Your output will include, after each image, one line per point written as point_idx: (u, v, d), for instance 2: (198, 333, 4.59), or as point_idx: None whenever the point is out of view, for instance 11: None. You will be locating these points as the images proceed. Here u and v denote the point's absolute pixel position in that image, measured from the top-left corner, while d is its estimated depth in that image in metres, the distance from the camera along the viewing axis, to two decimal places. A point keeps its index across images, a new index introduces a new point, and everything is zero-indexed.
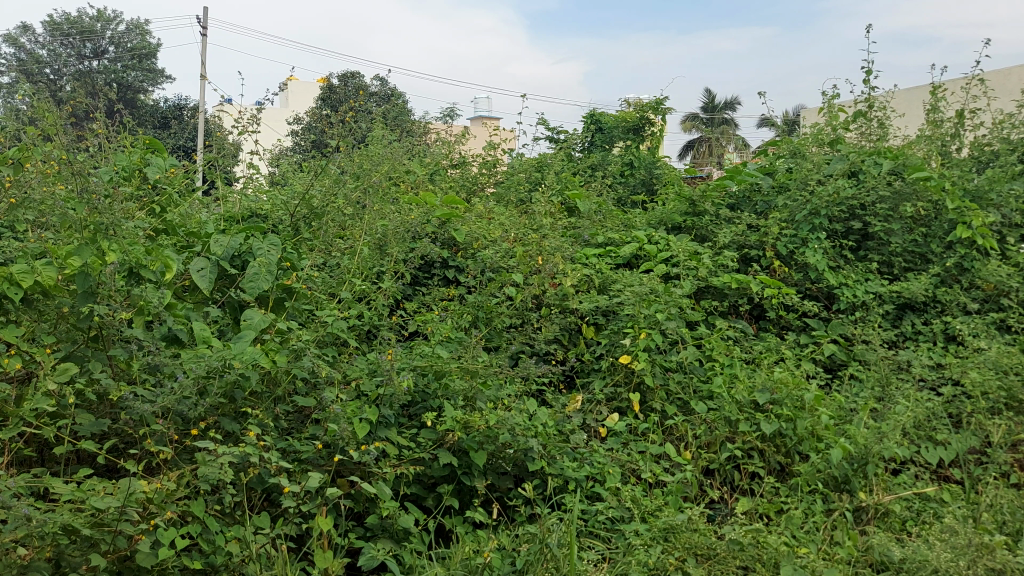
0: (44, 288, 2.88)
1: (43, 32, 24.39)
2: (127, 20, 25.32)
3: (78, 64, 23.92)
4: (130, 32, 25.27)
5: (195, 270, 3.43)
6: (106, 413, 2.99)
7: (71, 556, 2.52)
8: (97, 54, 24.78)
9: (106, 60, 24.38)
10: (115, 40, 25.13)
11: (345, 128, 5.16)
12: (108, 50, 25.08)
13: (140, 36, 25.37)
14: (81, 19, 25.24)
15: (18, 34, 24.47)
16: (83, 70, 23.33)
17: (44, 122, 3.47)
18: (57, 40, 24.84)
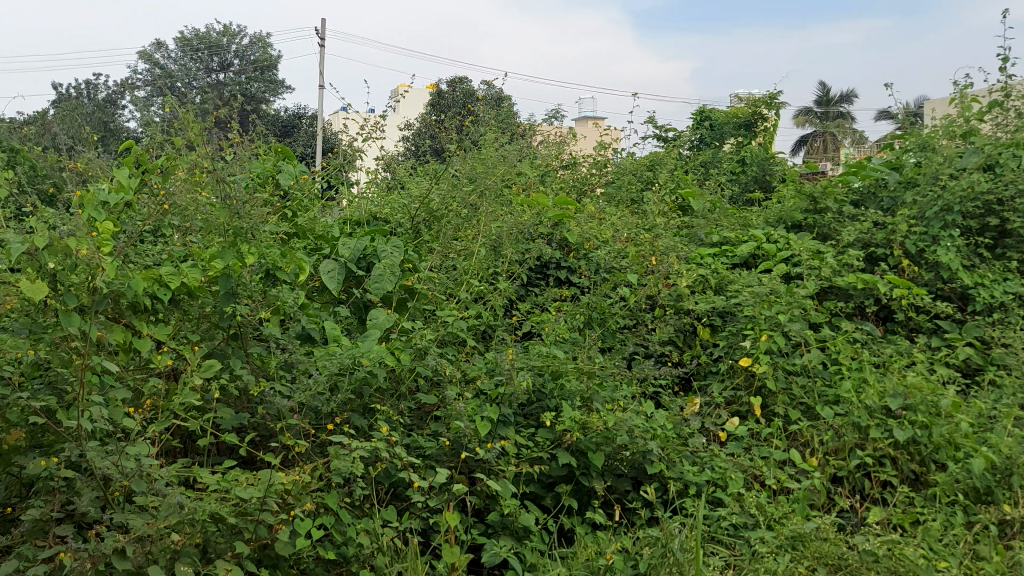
0: (190, 289, 3.06)
1: (174, 49, 26.01)
2: (251, 35, 26.69)
3: (205, 77, 25.39)
4: (252, 46, 26.51)
5: (324, 272, 3.65)
6: (244, 407, 3.18)
7: (217, 543, 2.63)
8: (224, 68, 26.24)
9: (231, 75, 25.76)
10: (239, 54, 26.52)
11: (462, 133, 5.23)
12: (233, 64, 26.47)
13: (261, 49, 26.63)
14: (209, 33, 26.67)
15: (152, 51, 26.09)
16: (210, 83, 24.69)
17: (188, 132, 3.65)
18: (188, 55, 26.37)
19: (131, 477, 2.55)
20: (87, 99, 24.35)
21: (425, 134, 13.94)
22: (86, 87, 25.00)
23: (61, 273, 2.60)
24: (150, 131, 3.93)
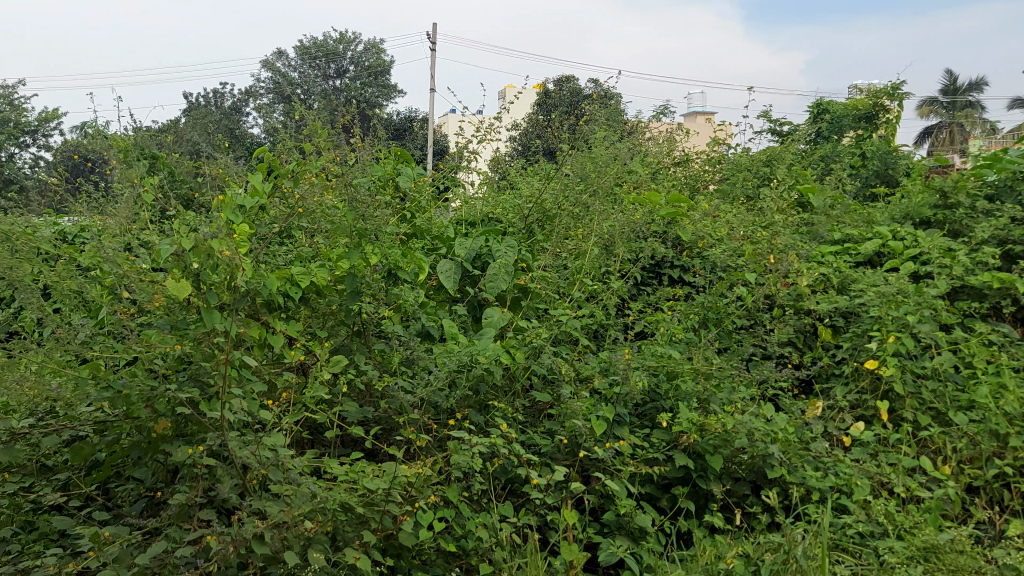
0: (318, 287, 3.20)
1: (293, 57, 27.19)
2: (366, 42, 27.59)
3: (322, 83, 26.40)
4: (366, 51, 27.33)
5: (441, 272, 3.73)
6: (368, 401, 3.29)
7: (345, 532, 2.73)
8: (340, 74, 27.28)
9: (346, 81, 26.70)
10: (355, 60, 27.48)
11: (573, 133, 5.26)
12: (348, 70, 27.46)
13: (374, 55, 27.44)
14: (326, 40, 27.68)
15: (273, 60, 27.34)
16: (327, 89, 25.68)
17: (316, 139, 3.82)
18: (307, 62, 27.49)
19: (268, 466, 2.69)
20: (214, 107, 25.72)
21: (535, 133, 14.03)
22: (213, 96, 26.39)
23: (204, 272, 2.78)
24: (279, 138, 4.13)
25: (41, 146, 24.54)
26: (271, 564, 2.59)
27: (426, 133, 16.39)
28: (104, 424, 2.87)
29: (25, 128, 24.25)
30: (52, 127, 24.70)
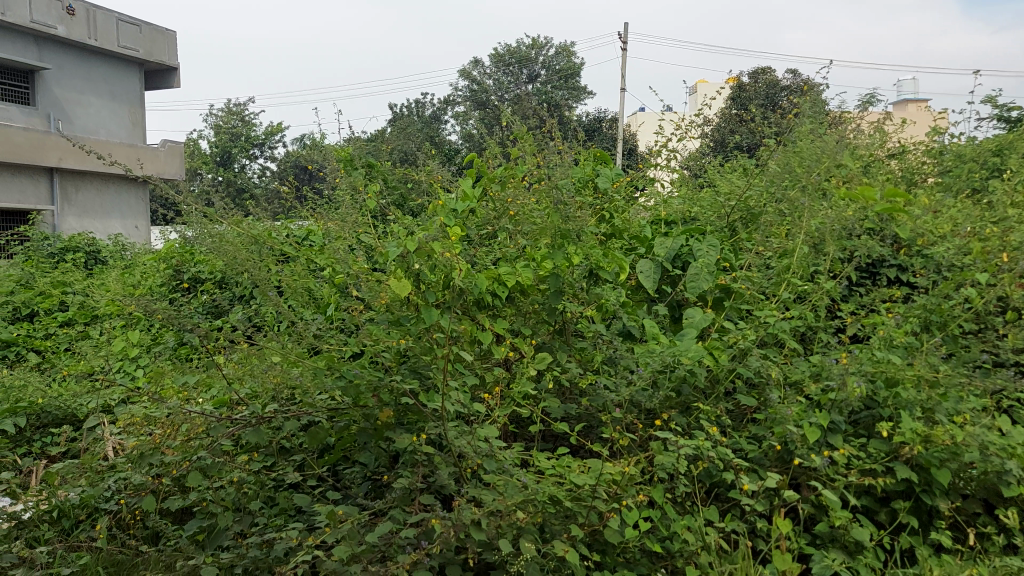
0: (523, 287, 3.29)
1: (488, 65, 28.13)
2: (556, 46, 28.01)
3: (514, 89, 27.10)
4: (556, 55, 27.71)
5: (641, 272, 3.71)
6: (573, 399, 3.36)
7: (553, 525, 2.81)
8: (532, 79, 27.97)
9: (537, 85, 27.28)
10: (546, 65, 28.01)
11: (776, 126, 5.07)
12: (540, 75, 28.06)
13: (565, 58, 27.78)
14: (520, 46, 28.37)
15: (468, 69, 28.39)
16: (518, 94, 26.34)
17: (523, 144, 3.95)
18: (500, 69, 28.32)
19: (483, 457, 2.82)
20: (415, 116, 27.16)
21: (737, 128, 13.63)
22: (415, 104, 27.85)
23: (424, 273, 2.96)
24: (486, 144, 4.32)
25: (268, 157, 27.03)
26: (486, 550, 2.71)
27: (620, 133, 16.38)
28: (336, 411, 3.13)
29: (253, 142, 26.84)
30: (275, 140, 27.10)
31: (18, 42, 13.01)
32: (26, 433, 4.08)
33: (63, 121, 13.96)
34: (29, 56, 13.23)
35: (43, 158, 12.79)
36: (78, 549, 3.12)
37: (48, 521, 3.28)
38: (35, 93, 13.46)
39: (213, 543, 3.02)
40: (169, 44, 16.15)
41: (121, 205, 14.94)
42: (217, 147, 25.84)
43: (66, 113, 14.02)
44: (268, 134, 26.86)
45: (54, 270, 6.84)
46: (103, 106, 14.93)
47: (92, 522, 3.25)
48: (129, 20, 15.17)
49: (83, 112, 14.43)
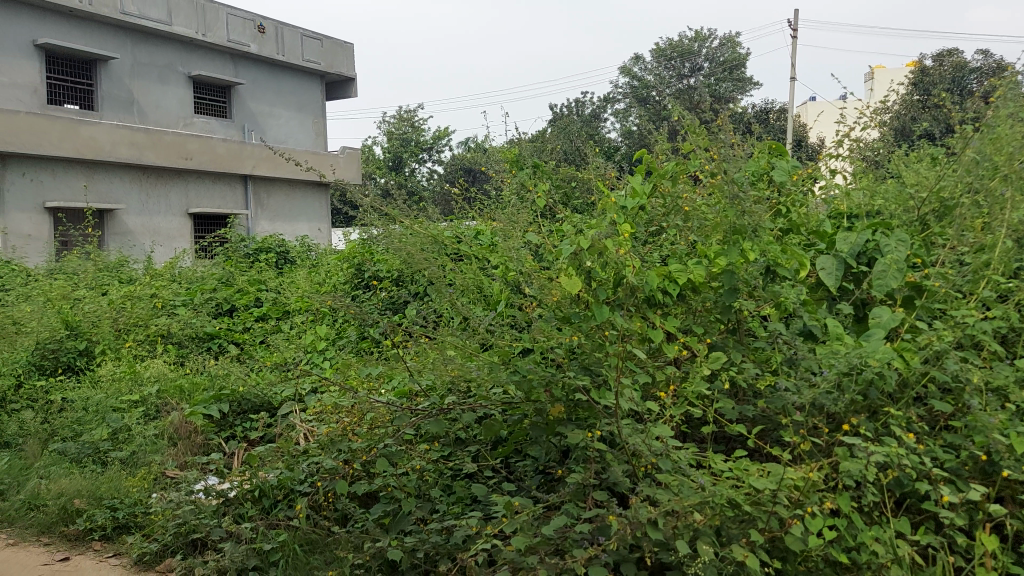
0: (695, 285, 3.22)
1: (650, 60, 27.75)
2: (721, 37, 27.21)
3: (676, 83, 26.57)
4: (721, 47, 26.96)
5: (821, 269, 3.51)
6: (747, 401, 3.27)
7: (731, 528, 2.74)
8: (695, 72, 27.32)
9: (700, 79, 26.64)
10: (710, 57, 27.26)
11: (974, 109, 4.67)
12: (703, 67, 27.34)
13: (730, 50, 26.93)
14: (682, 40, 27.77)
15: (629, 64, 28.09)
16: (680, 88, 25.79)
17: (694, 138, 3.87)
18: (662, 63, 27.82)
19: (658, 456, 2.79)
20: (576, 115, 27.25)
21: (926, 113, 12.64)
22: (574, 103, 27.95)
23: (595, 270, 2.98)
24: (656, 141, 4.27)
25: (435, 160, 28.04)
26: (662, 550, 2.69)
27: (790, 126, 15.70)
28: (509, 405, 3.21)
29: (423, 146, 27.91)
30: (443, 144, 28.04)
31: (216, 60, 14.27)
32: (228, 418, 4.44)
33: (256, 131, 15.14)
34: (226, 73, 14.46)
35: (239, 166, 13.94)
36: (276, 526, 3.37)
37: (251, 500, 3.54)
38: (232, 107, 14.68)
39: (396, 527, 3.18)
40: (349, 55, 17.02)
41: (310, 210, 15.96)
42: (389, 152, 27.13)
43: (259, 125, 15.24)
44: (435, 138, 27.82)
45: (251, 268, 7.44)
46: (291, 117, 16.04)
47: (288, 502, 3.50)
48: (311, 34, 16.13)
49: (274, 123, 15.57)
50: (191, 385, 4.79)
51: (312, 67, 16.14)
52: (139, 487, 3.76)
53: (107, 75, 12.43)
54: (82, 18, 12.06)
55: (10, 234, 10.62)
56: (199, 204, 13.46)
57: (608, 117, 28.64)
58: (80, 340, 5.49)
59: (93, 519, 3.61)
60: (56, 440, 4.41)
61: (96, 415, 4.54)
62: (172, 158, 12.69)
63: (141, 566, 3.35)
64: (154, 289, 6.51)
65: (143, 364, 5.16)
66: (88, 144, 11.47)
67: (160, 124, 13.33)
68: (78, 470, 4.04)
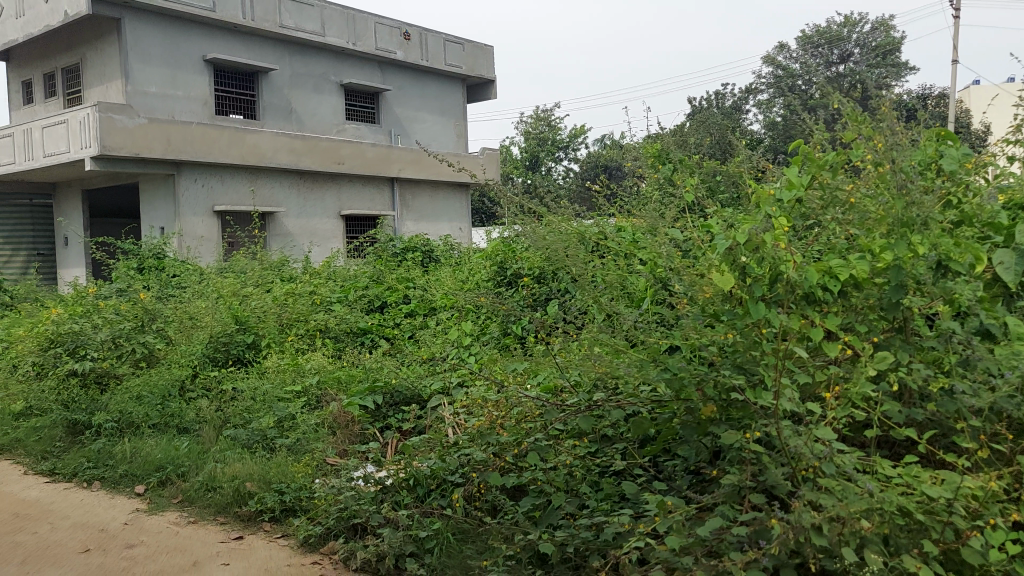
0: (858, 281, 3.01)
1: (795, 49, 26.64)
2: (873, 21, 25.74)
3: (823, 72, 25.36)
4: (873, 32, 25.53)
5: (999, 262, 3.17)
6: (910, 404, 3.11)
7: (899, 538, 2.57)
8: (843, 60, 25.99)
9: (850, 66, 25.30)
10: (860, 42, 25.84)
11: None
12: (853, 53, 25.94)
13: (883, 34, 25.44)
14: (830, 26, 26.52)
15: (773, 54, 27.04)
16: (828, 77, 24.60)
17: (855, 127, 3.68)
18: (809, 51, 26.54)
19: (822, 459, 2.67)
20: (715, 109, 26.55)
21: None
22: (714, 97, 27.31)
23: (750, 266, 2.91)
24: (812, 131, 4.10)
25: (572, 159, 28.08)
26: (826, 556, 2.59)
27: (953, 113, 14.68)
28: (659, 402, 3.16)
29: (559, 145, 28.04)
30: (580, 142, 28.01)
31: (365, 68, 14.88)
32: (382, 409, 4.63)
33: (402, 135, 15.69)
34: (375, 80, 15.05)
35: (388, 168, 14.46)
36: (431, 515, 3.51)
37: (406, 488, 3.68)
38: (379, 112, 15.26)
39: (546, 520, 3.22)
40: (490, 58, 17.25)
41: (452, 209, 16.31)
42: (527, 151, 27.39)
43: (404, 129, 15.75)
44: (572, 136, 27.84)
45: (400, 267, 7.71)
46: (434, 120, 16.49)
47: (441, 491, 3.63)
48: (453, 39, 16.51)
49: (419, 126, 16.07)
50: (347, 376, 5.02)
51: (455, 71, 16.52)
52: (303, 473, 4.01)
53: (268, 86, 13.24)
54: (246, 34, 12.90)
55: (186, 236, 11.60)
56: (351, 207, 14.10)
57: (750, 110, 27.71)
58: (248, 333, 5.88)
59: (263, 501, 3.86)
60: (228, 426, 4.74)
61: (264, 403, 4.87)
62: (326, 163, 13.35)
63: (306, 547, 3.55)
64: (312, 288, 6.87)
65: (303, 357, 5.47)
66: (252, 151, 12.27)
67: (315, 130, 14.07)
68: (249, 455, 4.32)
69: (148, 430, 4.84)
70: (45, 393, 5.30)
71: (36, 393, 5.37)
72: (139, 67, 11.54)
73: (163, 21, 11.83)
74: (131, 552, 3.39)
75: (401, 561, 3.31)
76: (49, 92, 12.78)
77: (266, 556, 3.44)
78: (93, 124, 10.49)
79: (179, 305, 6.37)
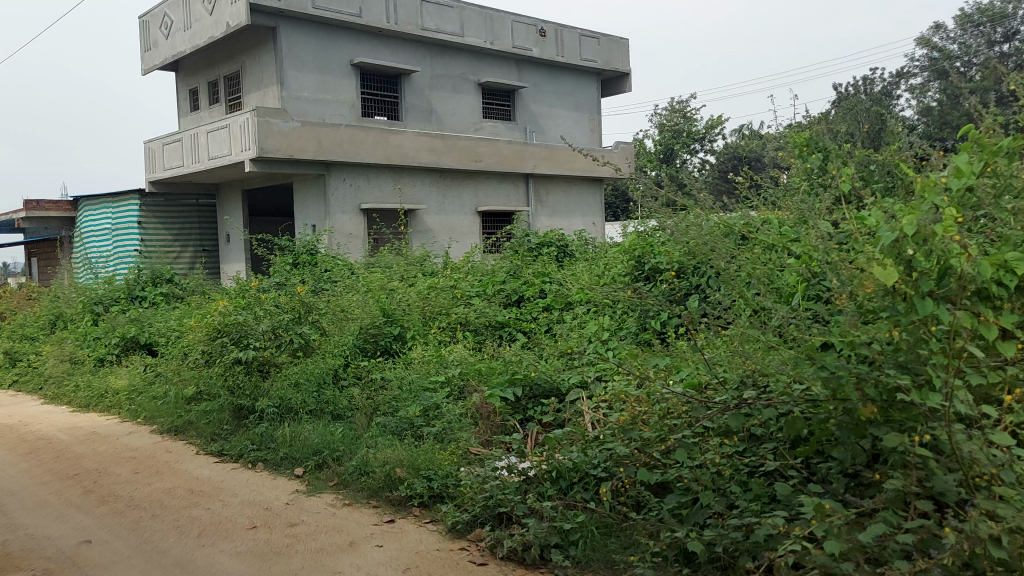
0: None
1: (953, 28, 24.86)
2: None
3: (986, 50, 23.50)
4: None
5: None
6: None
7: None
8: (1009, 37, 24.00)
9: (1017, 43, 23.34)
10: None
11: None
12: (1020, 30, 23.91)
13: None
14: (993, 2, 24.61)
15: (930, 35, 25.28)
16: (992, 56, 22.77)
17: None
18: (970, 29, 24.68)
19: (999, 467, 2.58)
20: (862, 95, 25.18)
21: None
22: (862, 82, 25.94)
23: (916, 260, 2.74)
24: (986, 115, 3.82)
25: (707, 151, 27.41)
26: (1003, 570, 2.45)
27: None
28: (813, 401, 3.03)
29: (695, 136, 27.38)
30: (716, 133, 27.28)
31: (501, 66, 15.08)
32: (522, 402, 4.70)
33: (537, 131, 15.81)
34: (512, 78, 15.24)
35: (523, 166, 14.61)
36: (574, 507, 3.54)
37: (549, 480, 3.72)
38: (513, 109, 15.42)
39: (693, 518, 3.17)
40: (625, 51, 17.10)
41: (585, 205, 16.29)
42: (661, 144, 26.96)
43: (540, 125, 15.86)
44: (708, 128, 27.19)
45: (537, 262, 7.78)
46: (569, 115, 16.47)
47: (583, 485, 3.64)
48: (589, 34, 16.46)
49: (554, 122, 16.13)
50: (489, 369, 5.13)
51: (590, 65, 16.47)
52: (450, 461, 4.14)
53: (411, 87, 13.67)
54: (389, 37, 13.38)
55: (337, 232, 12.23)
56: (488, 203, 14.35)
57: (901, 95, 26.11)
58: (395, 325, 6.13)
59: (413, 487, 4.00)
60: (378, 414, 4.98)
61: (410, 392, 5.09)
62: (464, 161, 13.64)
63: (454, 533, 3.65)
64: (453, 282, 7.06)
65: (446, 349, 5.65)
66: (396, 151, 12.72)
67: (453, 129, 14.39)
68: (399, 442, 4.51)
69: (306, 416, 5.13)
70: (215, 379, 5.72)
71: (207, 379, 5.80)
72: (292, 72, 12.19)
73: (314, 28, 12.44)
74: (294, 530, 3.60)
75: (546, 552, 3.35)
76: (213, 100, 13.73)
77: (417, 540, 3.58)
78: (252, 128, 11.19)
79: (332, 298, 6.73)
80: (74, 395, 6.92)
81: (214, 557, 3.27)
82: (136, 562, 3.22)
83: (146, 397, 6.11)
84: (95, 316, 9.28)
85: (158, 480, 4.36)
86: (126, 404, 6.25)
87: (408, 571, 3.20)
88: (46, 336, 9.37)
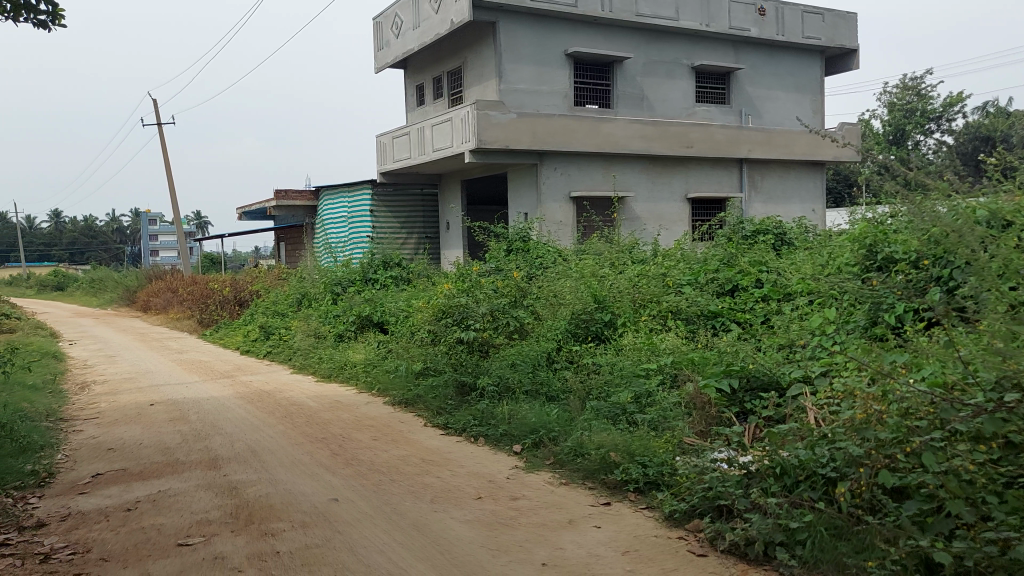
0: None
1: None
2: None
3: None
4: None
5: None
6: None
7: None
8: None
9: None
10: None
11: None
12: None
13: None
14: None
15: None
16: None
17: None
18: None
19: None
20: None
21: None
22: None
23: None
24: None
25: (943, 131, 24.95)
26: None
27: None
28: None
29: (930, 115, 25.04)
30: (955, 111, 24.79)
31: (716, 49, 14.65)
32: (738, 394, 4.58)
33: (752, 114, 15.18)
34: (727, 60, 14.75)
35: (737, 151, 14.11)
36: (800, 506, 3.38)
37: (773, 476, 3.58)
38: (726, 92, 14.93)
39: (936, 528, 2.94)
40: (853, 27, 15.99)
41: (802, 191, 15.43)
42: (891, 124, 24.98)
43: (755, 108, 15.22)
44: (946, 105, 24.80)
45: (753, 250, 7.52)
46: (788, 97, 15.67)
47: (811, 483, 3.45)
48: (812, 10, 15.55)
49: (771, 105, 15.42)
50: (702, 358, 5.05)
51: (813, 43, 15.55)
52: (665, 450, 4.14)
53: (623, 75, 13.64)
54: (603, 26, 13.41)
55: (548, 221, 12.53)
56: (698, 190, 14.03)
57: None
58: (606, 312, 6.20)
59: (629, 472, 4.04)
60: (591, 398, 5.05)
61: (622, 378, 5.14)
62: (675, 148, 13.40)
63: (671, 521, 3.64)
64: (665, 270, 7.00)
65: (658, 337, 5.63)
66: (607, 139, 12.73)
67: (664, 114, 14.16)
68: (613, 427, 4.56)
69: (523, 395, 5.32)
70: (440, 358, 6.09)
71: (432, 356, 6.19)
72: (508, 65, 12.58)
73: (530, 21, 12.75)
74: (517, 504, 3.76)
75: (770, 549, 3.25)
76: (436, 94, 14.48)
77: (635, 524, 3.62)
78: (472, 121, 11.72)
79: (546, 285, 6.91)
80: (318, 366, 7.64)
81: (447, 523, 3.49)
82: (379, 522, 3.51)
83: (379, 371, 6.62)
84: (334, 296, 10.18)
85: (393, 447, 4.73)
86: (361, 376, 6.81)
87: (629, 553, 3.25)
88: (293, 313, 10.41)
